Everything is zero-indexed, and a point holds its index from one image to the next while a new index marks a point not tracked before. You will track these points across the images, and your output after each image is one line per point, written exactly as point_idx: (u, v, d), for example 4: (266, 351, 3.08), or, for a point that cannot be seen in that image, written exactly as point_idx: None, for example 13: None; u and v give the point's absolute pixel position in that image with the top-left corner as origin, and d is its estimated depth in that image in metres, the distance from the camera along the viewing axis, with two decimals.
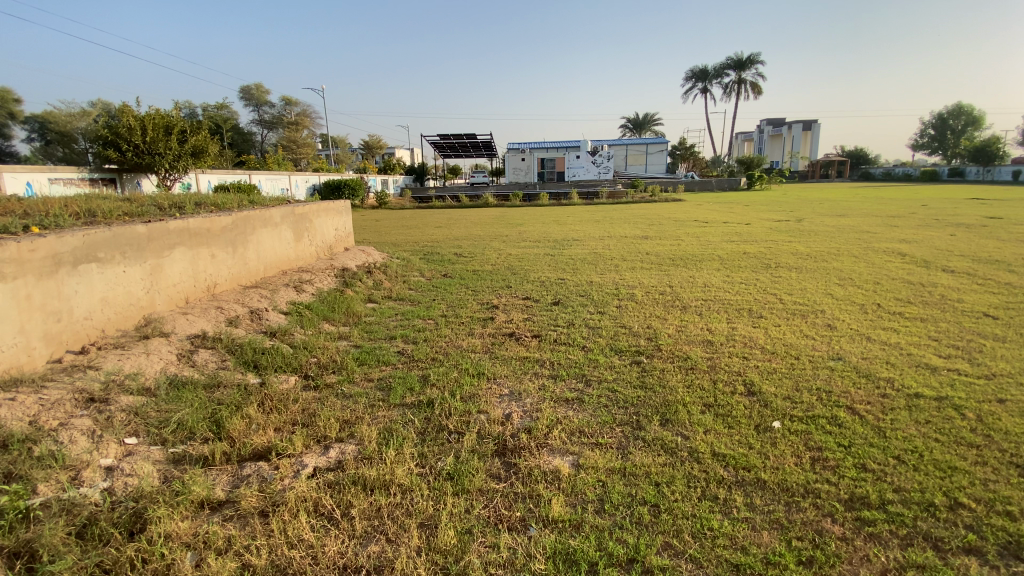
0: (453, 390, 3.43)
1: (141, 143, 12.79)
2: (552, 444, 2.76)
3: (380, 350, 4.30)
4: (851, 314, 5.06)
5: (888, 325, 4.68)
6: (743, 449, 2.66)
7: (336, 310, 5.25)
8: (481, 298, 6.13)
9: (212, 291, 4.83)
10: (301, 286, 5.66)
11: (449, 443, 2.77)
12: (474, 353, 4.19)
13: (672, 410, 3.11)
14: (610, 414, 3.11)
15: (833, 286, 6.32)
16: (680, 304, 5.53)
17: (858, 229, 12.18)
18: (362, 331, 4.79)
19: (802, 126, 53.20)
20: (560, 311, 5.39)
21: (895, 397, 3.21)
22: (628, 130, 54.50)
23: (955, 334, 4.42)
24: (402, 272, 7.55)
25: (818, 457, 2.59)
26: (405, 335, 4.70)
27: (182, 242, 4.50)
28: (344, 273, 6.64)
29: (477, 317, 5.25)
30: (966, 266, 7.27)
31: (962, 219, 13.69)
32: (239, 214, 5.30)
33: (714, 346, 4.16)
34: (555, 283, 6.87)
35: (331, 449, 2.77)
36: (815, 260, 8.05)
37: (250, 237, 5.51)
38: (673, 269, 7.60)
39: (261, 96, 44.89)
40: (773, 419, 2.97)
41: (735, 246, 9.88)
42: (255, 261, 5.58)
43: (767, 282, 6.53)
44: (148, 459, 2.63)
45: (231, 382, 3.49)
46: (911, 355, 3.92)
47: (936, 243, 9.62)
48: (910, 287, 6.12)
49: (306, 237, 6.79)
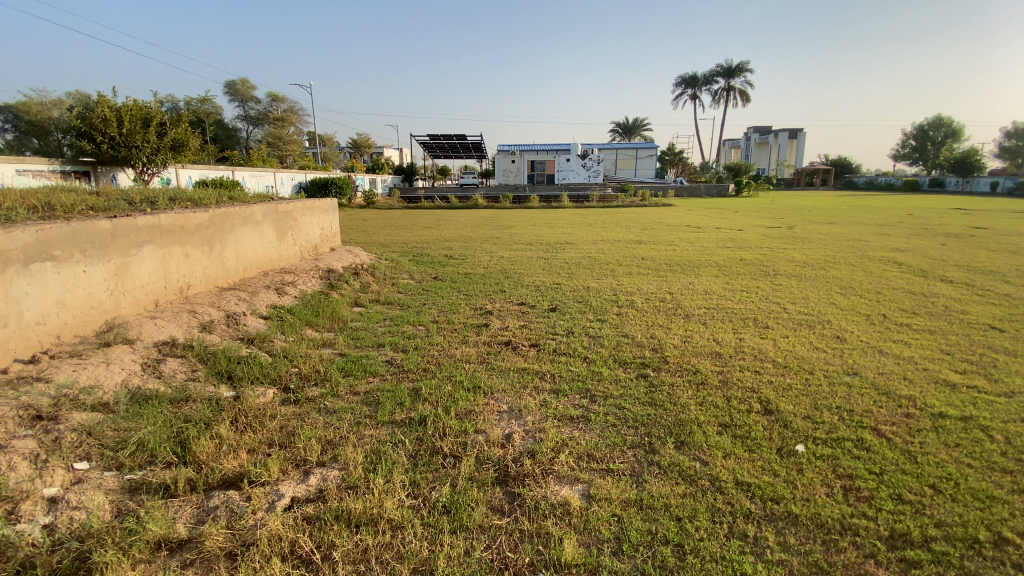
0: (448, 407, 3.14)
1: (117, 135, 12.28)
2: (558, 471, 2.49)
3: (367, 359, 3.99)
4: (858, 325, 4.89)
5: (898, 337, 4.51)
6: (767, 477, 2.42)
7: (321, 315, 4.93)
8: (474, 303, 5.85)
9: (185, 293, 4.48)
10: (283, 288, 5.33)
11: (443, 468, 2.49)
12: (468, 364, 3.90)
13: (687, 431, 2.87)
14: (619, 435, 2.86)
15: (835, 295, 6.16)
16: (682, 312, 5.32)
17: (850, 236, 12.17)
18: (348, 338, 4.48)
19: (788, 135, 53.93)
20: (557, 318, 5.14)
21: (919, 417, 3.00)
22: (618, 134, 54.70)
23: (967, 347, 4.26)
24: (391, 274, 7.25)
25: (850, 487, 2.36)
26: (393, 342, 4.40)
27: (152, 240, 4.15)
28: (329, 275, 6.31)
29: (471, 324, 4.96)
30: (964, 276, 7.20)
31: (951, 229, 13.79)
32: (217, 211, 4.96)
33: (723, 359, 3.93)
34: (550, 288, 6.61)
35: (311, 476, 2.47)
36: (813, 268, 7.91)
37: (228, 235, 5.15)
38: (670, 275, 7.40)
39: (247, 92, 44.12)
40: (795, 442, 2.74)
41: (730, 252, 9.76)
42: (234, 261, 5.23)
43: (767, 290, 6.36)
44: (100, 488, 2.31)
45: (201, 396, 3.17)
46: (927, 369, 3.74)
47: (929, 252, 9.60)
48: (912, 298, 5.98)
49: (289, 236, 6.44)
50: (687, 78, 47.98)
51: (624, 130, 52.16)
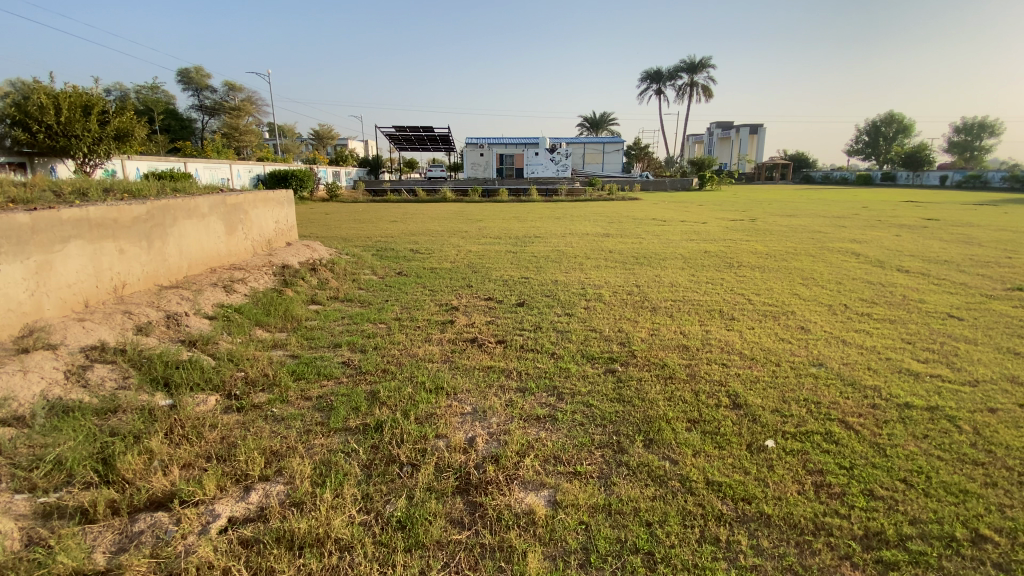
0: (406, 410, 2.95)
1: (55, 123, 11.37)
2: (523, 476, 2.35)
3: (322, 361, 3.75)
4: (822, 315, 4.94)
5: (860, 327, 4.57)
6: (738, 476, 2.34)
7: (272, 314, 4.64)
8: (439, 299, 5.65)
9: (120, 292, 4.07)
10: (232, 286, 5.00)
11: (399, 479, 2.31)
12: (431, 363, 3.71)
13: (655, 428, 2.78)
14: (587, 434, 2.73)
15: (798, 285, 6.24)
16: (650, 304, 5.26)
17: (810, 229, 12.49)
18: (301, 338, 4.21)
19: (749, 130, 55.39)
20: (525, 313, 4.99)
21: (886, 408, 3.00)
22: (585, 128, 54.96)
23: (927, 336, 4.34)
24: (352, 270, 6.95)
25: (821, 483, 2.31)
26: (351, 342, 4.16)
27: (80, 235, 3.74)
28: (284, 272, 5.98)
29: (435, 321, 4.76)
30: (919, 266, 7.44)
31: (904, 221, 14.38)
32: (156, 203, 4.57)
33: (691, 352, 3.87)
34: (519, 282, 6.46)
35: (252, 492, 2.26)
36: (777, 260, 8.01)
37: (169, 229, 4.76)
38: (638, 268, 7.37)
39: (202, 81, 42.14)
40: (765, 437, 2.68)
41: (696, 244, 9.85)
42: (177, 257, 4.84)
43: (733, 281, 6.39)
44: (8, 514, 2.03)
45: (132, 405, 2.88)
46: (890, 359, 3.78)
47: (884, 243, 9.93)
48: (872, 287, 6.12)
49: (239, 230, 6.06)
50: (653, 73, 48.60)
51: (592, 124, 52.39)
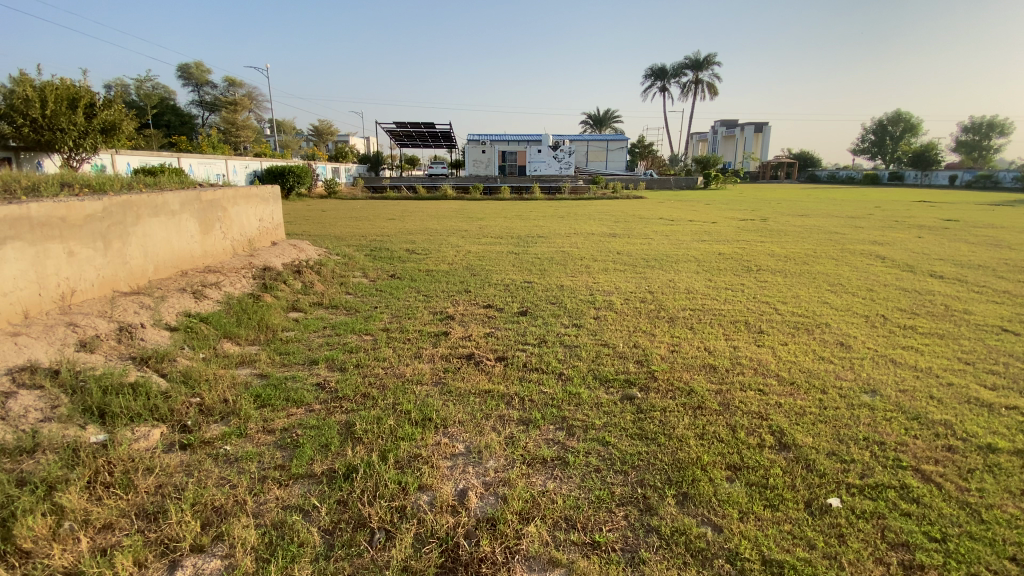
0: (386, 451, 2.44)
1: (40, 117, 10.83)
2: (527, 550, 1.84)
3: (293, 383, 3.25)
4: (860, 328, 4.41)
5: (908, 343, 4.03)
6: (802, 552, 1.84)
7: (245, 324, 4.15)
8: (433, 306, 5.14)
9: (69, 301, 3.57)
10: (202, 291, 4.50)
11: (368, 554, 1.81)
12: (419, 386, 3.19)
13: (690, 477, 2.27)
14: (606, 485, 2.23)
15: (827, 292, 5.71)
16: (667, 314, 4.75)
17: (827, 229, 11.90)
18: (273, 353, 3.72)
19: (755, 128, 54.85)
20: (528, 324, 4.47)
21: (966, 453, 2.49)
22: (589, 125, 54.34)
23: (986, 356, 3.80)
24: (342, 272, 6.44)
25: (910, 564, 1.80)
26: (330, 358, 3.66)
27: (19, 236, 3.23)
28: (264, 274, 5.49)
29: (427, 332, 4.26)
30: (953, 272, 6.89)
31: (922, 221, 13.80)
32: (115, 198, 4.06)
33: (720, 374, 3.34)
34: (521, 287, 5.95)
35: (180, 571, 1.77)
36: (798, 263, 7.47)
37: (131, 228, 4.25)
38: (649, 272, 6.85)
39: (203, 76, 41.64)
40: (827, 493, 2.17)
41: (709, 245, 9.31)
42: (141, 259, 4.34)
43: (755, 287, 5.87)
44: None
45: (55, 442, 2.39)
46: (952, 385, 3.25)
47: (908, 245, 9.39)
48: (907, 295, 5.58)
49: (215, 229, 5.56)
50: (659, 70, 47.91)
51: (596, 121, 51.71)
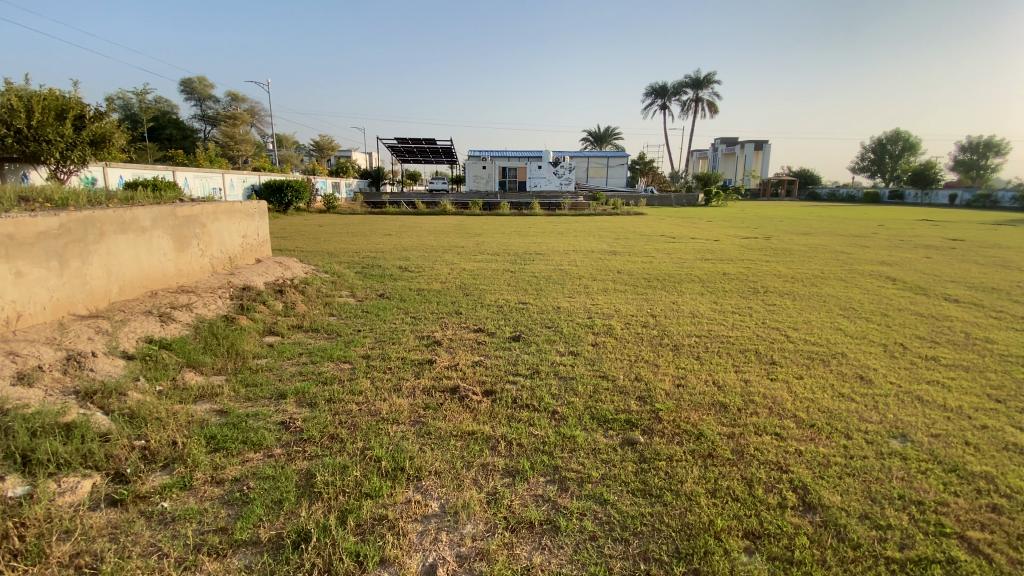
0: (347, 511, 2.10)
1: (26, 127, 10.54)
2: None
3: (255, 422, 2.91)
4: (878, 358, 4.08)
5: (932, 376, 3.70)
6: None
7: (213, 352, 3.83)
8: (421, 329, 4.83)
9: (14, 326, 3.26)
10: (170, 314, 4.19)
11: None
12: (395, 426, 2.86)
13: (701, 550, 1.92)
14: (602, 558, 1.89)
15: (839, 317, 5.39)
16: (670, 341, 4.43)
17: (832, 248, 11.62)
18: (239, 386, 3.38)
19: (755, 146, 55.10)
20: (521, 352, 4.14)
21: (1016, 515, 2.14)
22: (589, 142, 54.56)
23: (1019, 392, 3.46)
24: (328, 292, 6.14)
25: None
26: (301, 392, 3.32)
27: None
28: (243, 294, 5.18)
29: (412, 360, 3.93)
30: (967, 295, 6.59)
31: (928, 240, 13.56)
32: (74, 213, 3.77)
33: (732, 415, 3.00)
34: (515, 309, 5.64)
35: None
36: (806, 285, 7.16)
37: (93, 246, 3.96)
38: (651, 293, 6.55)
39: (205, 90, 41.84)
40: (863, 572, 1.83)
41: (712, 265, 9.02)
42: (103, 279, 4.03)
43: (762, 311, 5.55)
44: None
45: None
46: (987, 428, 2.91)
47: (916, 266, 9.11)
48: (924, 321, 5.26)
49: (192, 246, 5.27)
50: (659, 88, 48.20)
51: (597, 138, 51.91)
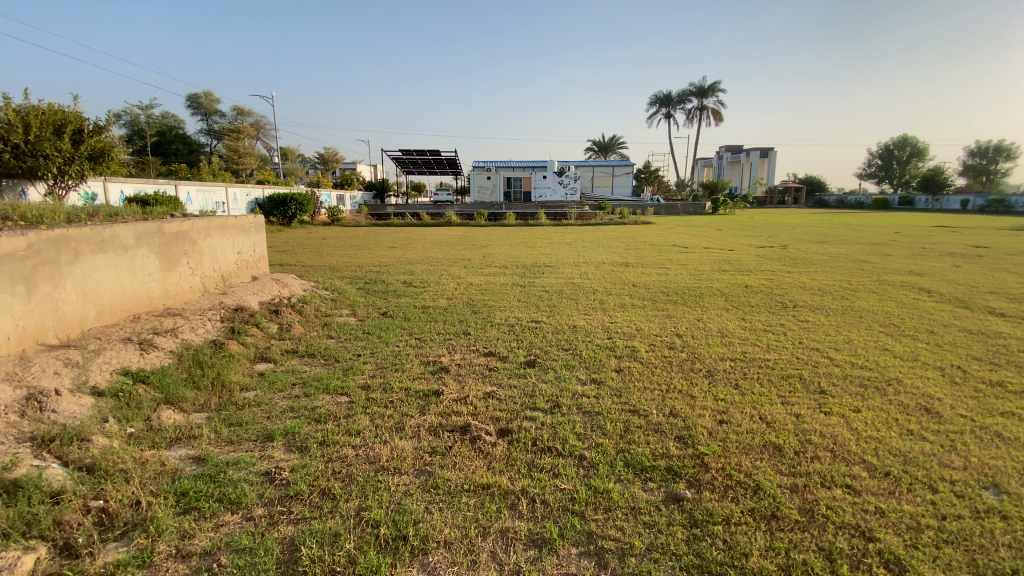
0: None
1: (23, 143, 10.29)
2: None
3: (235, 473, 2.50)
4: (938, 385, 3.64)
5: (1007, 407, 3.25)
6: None
7: (196, 385, 3.44)
8: (426, 353, 4.43)
9: None
10: (152, 341, 3.81)
11: None
12: (396, 478, 2.45)
13: None
14: None
15: (882, 335, 4.94)
16: (702, 366, 4.00)
17: (853, 257, 11.19)
18: (221, 426, 2.98)
19: (760, 154, 54.78)
20: (538, 381, 3.73)
21: None
22: (593, 152, 54.43)
23: None
24: (327, 311, 5.76)
25: None
26: (291, 433, 2.91)
27: None
28: (234, 316, 4.81)
29: (416, 392, 3.52)
30: (1013, 308, 6.13)
31: (951, 247, 13.10)
32: (45, 233, 3.42)
33: (789, 460, 2.57)
34: (528, 328, 5.23)
35: None
36: (835, 298, 6.73)
37: (67, 268, 3.60)
38: (671, 308, 6.13)
39: (211, 104, 42.08)
40: None
41: (731, 276, 8.61)
42: (78, 304, 3.67)
43: (797, 329, 5.11)
44: None
45: None
46: None
47: (947, 275, 8.66)
48: (976, 339, 4.81)
49: (181, 265, 4.92)
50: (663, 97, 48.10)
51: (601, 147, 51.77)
